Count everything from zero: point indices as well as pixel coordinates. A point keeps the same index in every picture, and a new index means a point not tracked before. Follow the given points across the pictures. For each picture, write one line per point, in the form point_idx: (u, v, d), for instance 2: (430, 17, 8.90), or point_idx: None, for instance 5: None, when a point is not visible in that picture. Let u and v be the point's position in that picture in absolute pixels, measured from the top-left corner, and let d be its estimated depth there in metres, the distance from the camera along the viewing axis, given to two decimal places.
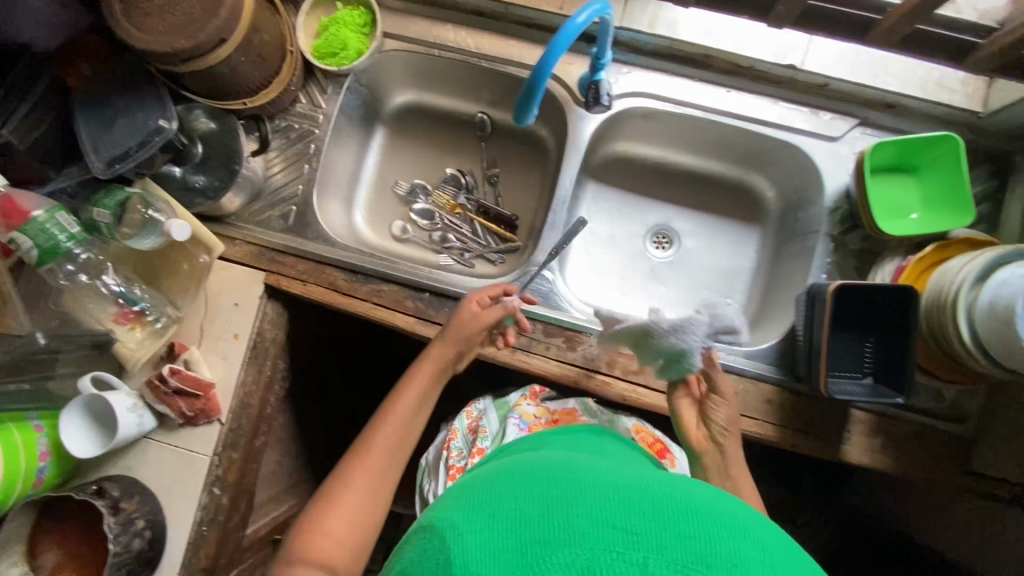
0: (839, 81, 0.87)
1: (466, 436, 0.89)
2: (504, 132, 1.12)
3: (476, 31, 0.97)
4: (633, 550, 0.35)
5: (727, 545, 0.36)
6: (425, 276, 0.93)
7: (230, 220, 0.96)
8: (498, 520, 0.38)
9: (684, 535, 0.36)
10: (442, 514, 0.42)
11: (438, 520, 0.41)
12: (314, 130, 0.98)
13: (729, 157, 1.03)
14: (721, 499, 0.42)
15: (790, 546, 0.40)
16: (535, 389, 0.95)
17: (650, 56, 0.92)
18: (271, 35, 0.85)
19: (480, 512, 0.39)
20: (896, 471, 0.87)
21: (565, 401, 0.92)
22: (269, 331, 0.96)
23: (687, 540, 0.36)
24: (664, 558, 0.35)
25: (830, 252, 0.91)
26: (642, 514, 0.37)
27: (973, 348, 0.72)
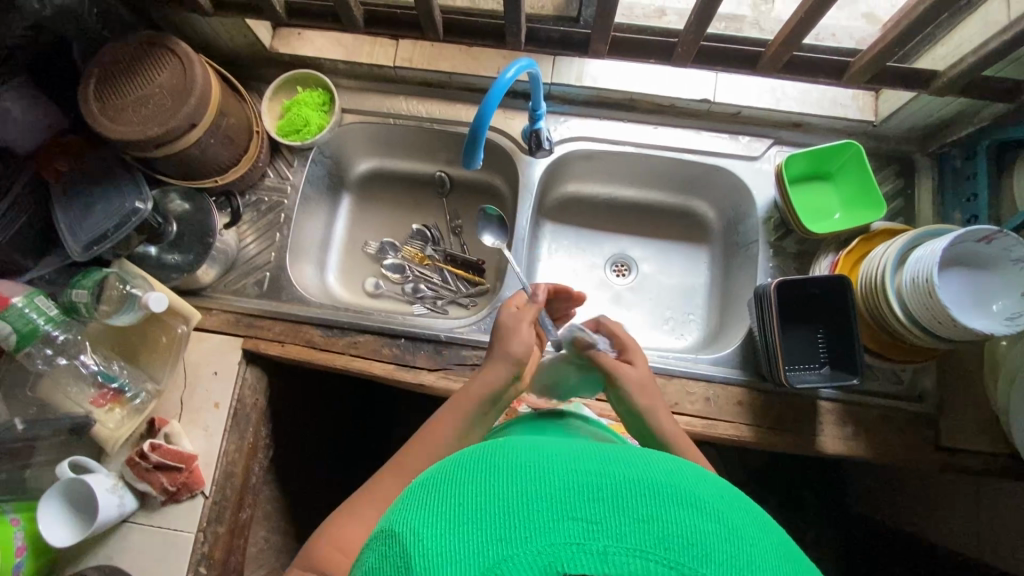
0: (750, 108, 0.99)
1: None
2: (463, 186, 1.21)
3: (425, 99, 1.07)
4: (592, 539, 0.34)
5: (679, 514, 0.36)
6: (400, 323, 0.97)
7: (206, 292, 1.00)
8: (459, 515, 0.37)
9: (645, 517, 0.36)
10: (403, 508, 0.40)
11: (399, 522, 0.39)
12: (283, 201, 1.05)
13: (668, 186, 1.13)
14: (684, 470, 0.41)
15: (754, 513, 0.40)
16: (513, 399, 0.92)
17: (582, 105, 1.04)
18: (237, 118, 0.93)
19: (442, 504, 0.38)
20: (873, 456, 0.90)
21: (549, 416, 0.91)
22: (249, 397, 0.97)
23: (647, 522, 0.35)
24: (624, 545, 0.34)
25: (771, 257, 0.98)
26: (603, 499, 0.36)
27: (908, 321, 0.78)
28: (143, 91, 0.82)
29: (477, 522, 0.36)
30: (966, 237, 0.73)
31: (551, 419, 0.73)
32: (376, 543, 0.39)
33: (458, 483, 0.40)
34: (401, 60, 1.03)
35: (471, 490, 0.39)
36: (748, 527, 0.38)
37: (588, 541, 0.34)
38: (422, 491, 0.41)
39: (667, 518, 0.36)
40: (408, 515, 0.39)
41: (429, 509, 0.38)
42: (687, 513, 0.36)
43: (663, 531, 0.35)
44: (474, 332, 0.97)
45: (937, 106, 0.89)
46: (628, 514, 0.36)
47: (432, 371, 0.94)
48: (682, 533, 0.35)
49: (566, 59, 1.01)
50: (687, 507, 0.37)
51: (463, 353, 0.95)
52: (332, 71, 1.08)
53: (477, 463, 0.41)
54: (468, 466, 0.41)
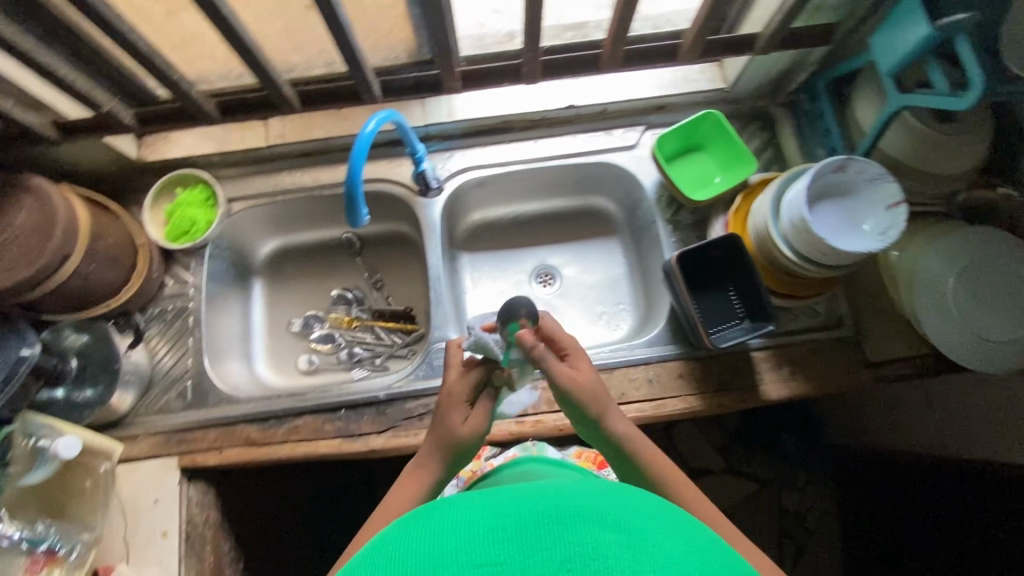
0: (613, 103, 1.04)
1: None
2: (373, 241, 1.21)
3: (310, 168, 1.08)
4: None
5: (582, 533, 0.35)
6: (336, 393, 0.94)
7: (129, 420, 0.95)
8: None
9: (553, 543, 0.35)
10: None
11: None
12: (188, 304, 1.01)
13: (567, 190, 1.18)
14: (607, 496, 0.41)
15: (662, 514, 0.39)
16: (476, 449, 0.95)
17: (461, 137, 1.07)
18: (115, 236, 0.90)
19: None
20: (812, 390, 0.94)
21: (506, 452, 0.92)
22: (200, 514, 0.92)
23: (549, 550, 0.34)
24: None
25: (672, 232, 1.03)
26: (505, 538, 0.35)
27: (800, 260, 0.83)
28: (3, 235, 0.79)
29: None
30: (824, 169, 0.80)
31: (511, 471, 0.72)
32: None
33: (365, 561, 0.38)
34: (274, 137, 1.05)
35: (378, 560, 0.37)
36: (656, 530, 0.37)
37: None
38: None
39: (568, 540, 0.35)
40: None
41: None
42: (586, 528, 0.35)
43: (566, 554, 0.34)
44: (414, 381, 0.95)
45: (773, 62, 0.97)
46: (530, 546, 0.35)
47: (381, 433, 0.92)
48: (584, 552, 0.34)
49: (433, 100, 1.05)
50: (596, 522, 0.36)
51: (407, 405, 0.93)
52: (208, 165, 1.06)
53: (390, 534, 0.40)
54: (380, 542, 0.40)
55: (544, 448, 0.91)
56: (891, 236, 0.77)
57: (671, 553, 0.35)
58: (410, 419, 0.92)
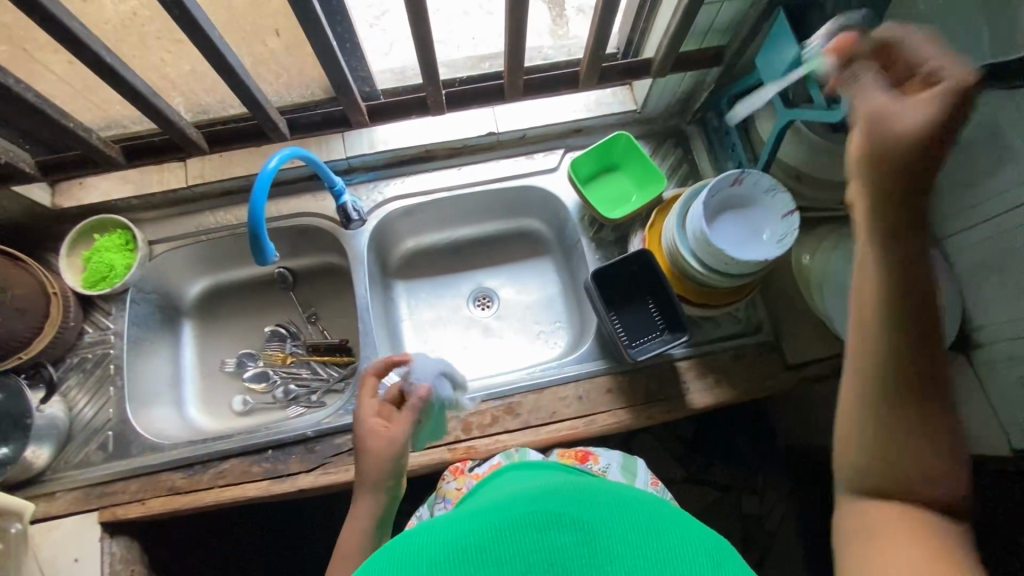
0: (531, 128, 1.07)
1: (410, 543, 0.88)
2: (307, 275, 1.21)
3: (233, 207, 1.07)
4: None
5: (559, 535, 0.45)
6: (264, 433, 0.93)
7: (46, 477, 0.91)
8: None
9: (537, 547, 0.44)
10: None
11: None
12: (109, 351, 0.99)
13: (497, 213, 1.20)
14: (586, 495, 0.51)
15: (633, 509, 0.49)
16: (457, 465, 0.88)
17: (385, 168, 1.09)
18: (24, 287, 0.87)
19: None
20: (736, 396, 0.97)
21: (490, 461, 0.86)
22: (124, 571, 0.88)
23: (532, 552, 0.44)
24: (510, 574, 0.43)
25: (596, 249, 1.05)
26: (502, 543, 0.45)
27: (707, 271, 0.86)
28: None
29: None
30: (722, 183, 0.84)
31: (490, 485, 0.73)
32: None
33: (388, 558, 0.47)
34: (193, 177, 1.04)
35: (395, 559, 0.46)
36: (620, 527, 0.46)
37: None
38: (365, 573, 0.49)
39: (547, 543, 0.45)
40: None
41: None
42: (562, 532, 0.45)
43: (545, 555, 0.44)
44: (344, 415, 0.95)
45: (675, 84, 1.01)
46: (517, 550, 0.44)
47: (311, 471, 0.91)
48: (560, 552, 0.44)
49: (353, 133, 1.06)
50: (566, 525, 0.46)
51: (337, 441, 0.92)
52: (128, 209, 1.05)
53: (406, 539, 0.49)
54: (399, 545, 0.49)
55: (526, 453, 0.85)
56: (787, 243, 0.81)
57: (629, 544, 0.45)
58: (340, 455, 0.91)
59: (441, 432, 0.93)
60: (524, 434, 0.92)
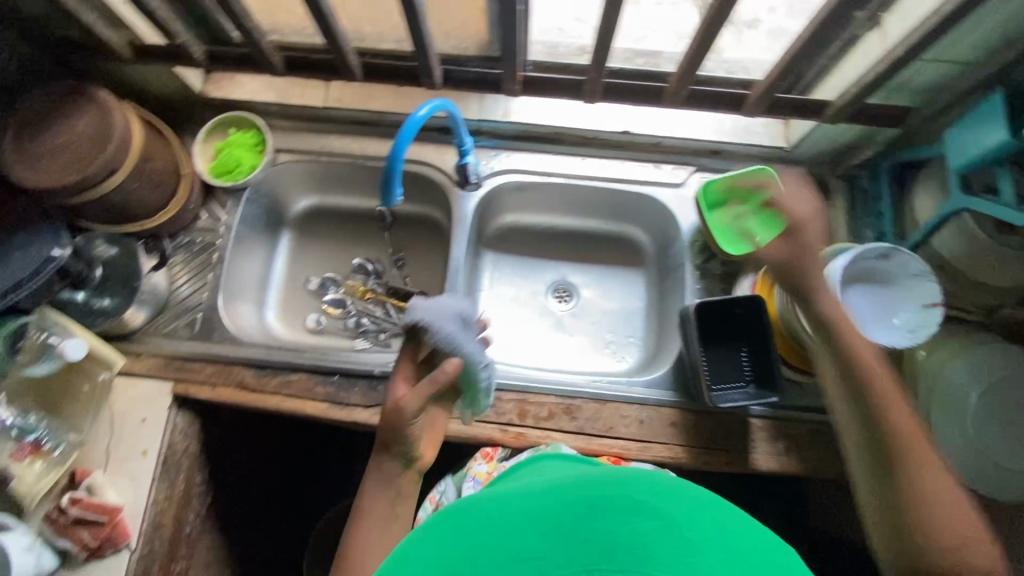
0: (669, 138, 1.03)
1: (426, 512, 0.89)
2: (403, 220, 1.23)
3: (361, 138, 1.09)
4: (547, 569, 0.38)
5: (620, 526, 0.40)
6: (334, 359, 0.96)
7: (136, 337, 0.98)
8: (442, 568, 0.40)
9: (584, 535, 0.40)
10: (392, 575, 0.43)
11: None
12: (216, 241, 1.04)
13: (604, 212, 1.17)
14: (634, 476, 0.47)
15: (690, 498, 0.44)
16: (487, 449, 0.90)
17: (512, 139, 1.07)
18: (164, 162, 0.93)
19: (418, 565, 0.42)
20: (802, 470, 0.92)
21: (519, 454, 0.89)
22: (180, 442, 0.95)
23: (591, 541, 0.39)
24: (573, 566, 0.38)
25: (699, 279, 1.01)
26: (558, 529, 0.40)
27: (820, 339, 0.80)
28: (60, 138, 0.82)
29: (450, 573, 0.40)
30: (867, 254, 0.79)
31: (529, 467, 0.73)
32: None
33: (436, 540, 0.43)
34: (331, 100, 1.07)
35: (449, 546, 0.42)
36: (679, 514, 0.42)
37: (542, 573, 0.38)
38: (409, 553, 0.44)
39: (605, 532, 0.40)
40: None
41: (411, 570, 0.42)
42: (621, 520, 0.41)
43: (601, 545, 0.39)
44: None
45: (836, 134, 0.96)
46: (574, 539, 0.40)
47: (367, 408, 0.93)
48: (622, 542, 0.39)
49: (491, 98, 1.07)
50: (620, 518, 0.41)
51: None
52: (264, 112, 1.09)
53: (451, 518, 0.45)
54: (443, 523, 0.45)
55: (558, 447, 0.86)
56: (920, 337, 0.76)
57: (702, 537, 0.40)
58: None
59: (497, 411, 0.93)
60: (577, 438, 0.91)
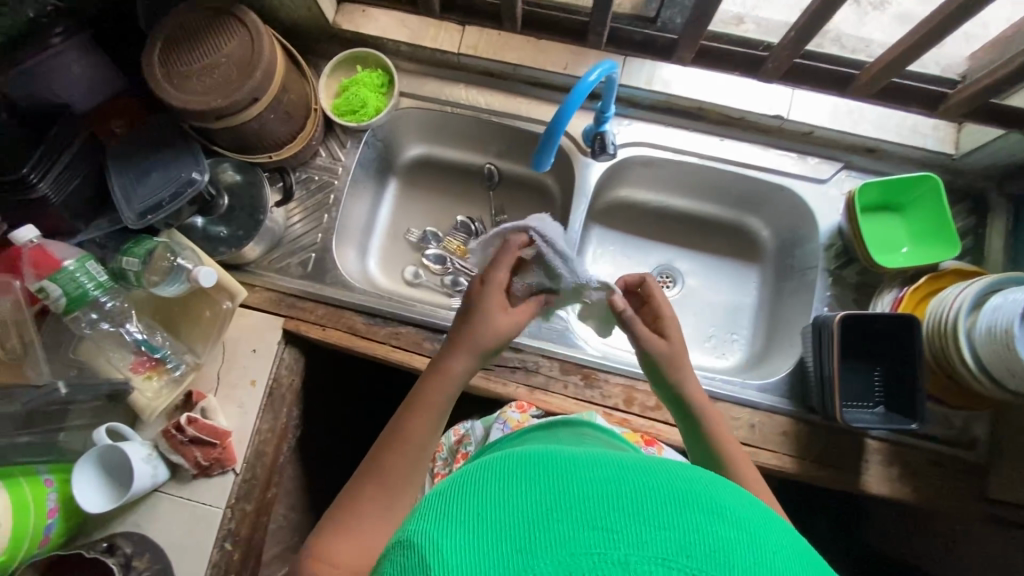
0: (824, 129, 0.95)
1: (452, 448, 0.91)
2: (511, 181, 1.19)
3: (486, 90, 1.04)
4: (614, 549, 0.31)
5: (701, 520, 0.33)
6: (443, 318, 0.95)
7: (250, 268, 0.98)
8: (485, 520, 0.33)
9: (666, 525, 0.32)
10: (416, 519, 0.36)
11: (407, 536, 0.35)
12: (333, 181, 1.03)
13: (727, 201, 1.11)
14: (700, 468, 0.39)
15: (766, 507, 0.37)
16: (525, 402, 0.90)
17: (648, 110, 1.01)
18: (298, 95, 0.90)
19: (452, 510, 0.34)
20: (914, 499, 0.88)
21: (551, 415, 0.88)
22: (286, 377, 0.96)
23: (669, 530, 0.32)
24: (648, 553, 0.31)
25: (829, 286, 0.96)
26: (631, 506, 0.33)
27: (978, 372, 0.75)
28: (209, 59, 0.79)
29: (493, 533, 0.32)
30: None
31: (563, 431, 0.70)
32: (392, 555, 0.35)
33: (475, 486, 0.36)
34: (466, 46, 1.00)
35: (493, 495, 0.35)
36: (764, 524, 0.35)
37: (609, 552, 0.31)
38: (436, 495, 0.37)
39: (688, 526, 0.32)
40: (412, 530, 0.35)
41: (443, 515, 0.34)
42: (706, 517, 0.33)
43: (686, 538, 0.32)
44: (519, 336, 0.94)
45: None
46: (650, 519, 0.32)
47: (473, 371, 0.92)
48: (707, 540, 0.32)
49: (636, 60, 0.97)
50: (704, 514, 0.33)
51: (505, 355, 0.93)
52: (393, 52, 1.05)
53: (492, 467, 0.38)
54: (482, 471, 0.37)
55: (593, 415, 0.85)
56: None
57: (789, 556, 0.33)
58: (504, 369, 0.92)
59: (602, 393, 0.91)
60: (684, 433, 0.88)
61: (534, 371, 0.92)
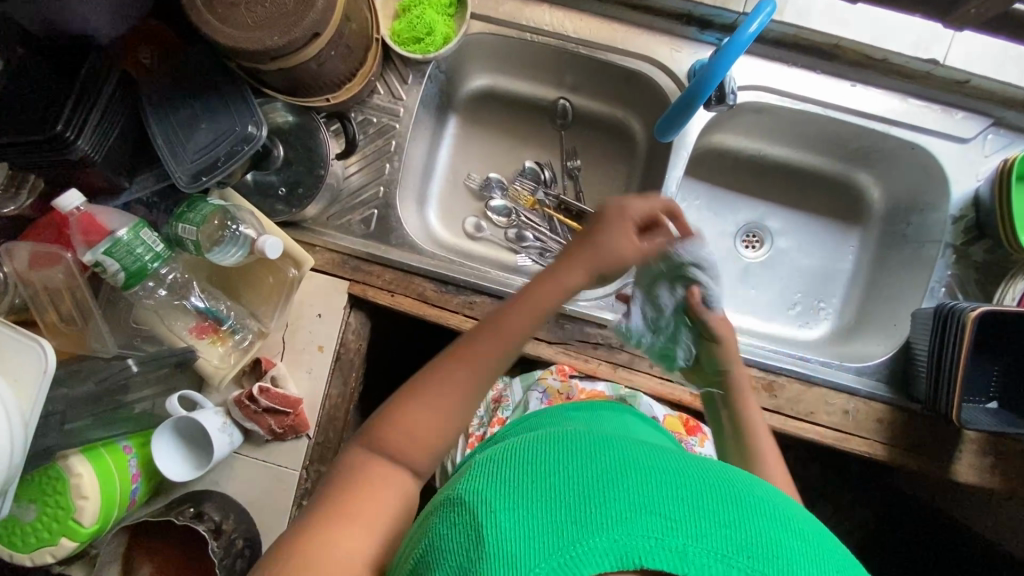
0: (984, 77, 0.81)
1: (489, 404, 0.89)
2: (588, 121, 1.04)
3: (574, 13, 0.89)
4: (671, 536, 0.35)
5: (752, 525, 0.36)
6: (520, 288, 0.88)
7: (307, 225, 0.90)
8: (547, 492, 0.37)
9: (726, 524, 0.36)
10: (474, 480, 0.41)
11: (465, 493, 0.40)
12: (394, 125, 0.90)
13: (838, 153, 0.97)
14: (743, 473, 0.43)
15: (805, 516, 0.41)
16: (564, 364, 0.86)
17: (771, 46, 0.86)
18: (359, 24, 0.76)
19: (516, 480, 0.39)
20: (1008, 491, 0.84)
21: (595, 383, 0.85)
22: (353, 341, 0.91)
23: (727, 529, 0.36)
24: (704, 546, 0.34)
25: (952, 264, 0.87)
26: (687, 500, 0.37)
27: None
28: None
29: (556, 506, 0.36)
30: None
31: (599, 409, 0.67)
32: (448, 510, 0.40)
33: (537, 462, 0.40)
34: None
35: (556, 471, 0.39)
36: (804, 531, 0.38)
37: (668, 538, 0.34)
38: (499, 464, 0.41)
39: (743, 527, 0.36)
40: (473, 489, 0.39)
41: (506, 482, 0.39)
42: (759, 522, 0.37)
43: (743, 540, 0.35)
44: (601, 310, 0.88)
45: None
46: (707, 515, 0.36)
47: (552, 345, 0.87)
48: (760, 543, 0.36)
49: None
50: (756, 516, 0.37)
51: (586, 330, 0.87)
52: None
53: (550, 446, 0.42)
54: (542, 451, 0.41)
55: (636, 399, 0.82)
56: None
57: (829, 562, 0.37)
58: (586, 344, 0.87)
59: None
60: (773, 416, 0.84)
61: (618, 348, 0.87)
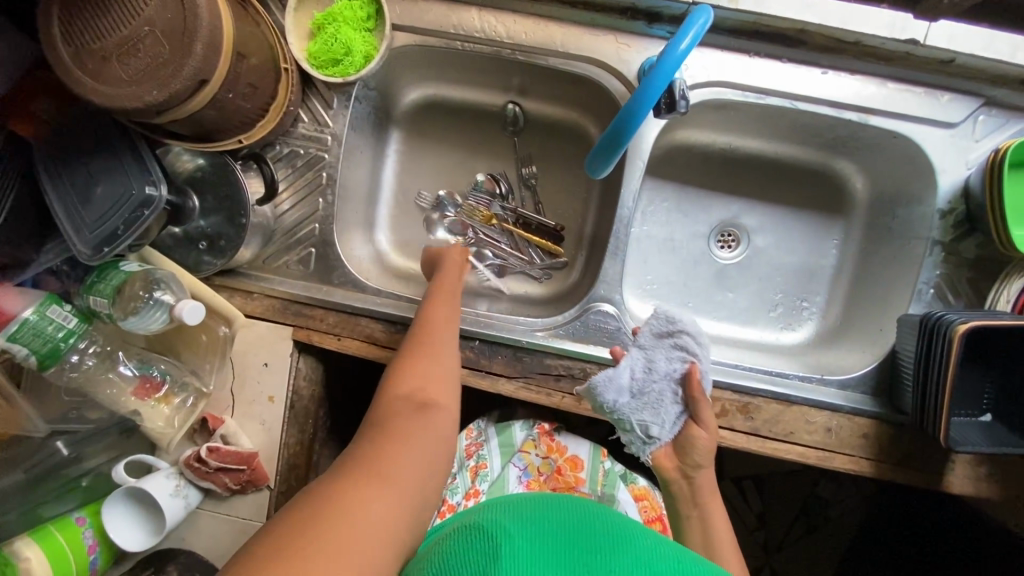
0: (970, 56, 0.72)
1: (464, 461, 0.85)
2: (541, 125, 0.96)
3: (506, 14, 0.80)
4: None
5: None
6: (473, 322, 0.83)
7: (244, 270, 0.85)
8: (551, 550, 0.51)
9: None
10: (500, 525, 0.55)
11: (491, 528, 0.55)
12: (323, 155, 0.83)
13: (814, 142, 0.88)
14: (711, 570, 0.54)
15: None
16: (544, 426, 0.87)
17: (727, 35, 0.77)
18: (260, 56, 0.69)
19: (530, 538, 0.52)
20: (1005, 500, 0.79)
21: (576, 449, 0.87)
22: (305, 386, 0.85)
23: None
24: None
25: (940, 263, 0.80)
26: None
27: None
28: (126, 29, 0.56)
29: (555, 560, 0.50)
30: None
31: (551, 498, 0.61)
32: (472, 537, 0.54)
33: (549, 529, 0.54)
34: None
35: (560, 540, 0.53)
36: None
37: None
38: (519, 523, 0.55)
39: None
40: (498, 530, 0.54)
41: (523, 535, 0.53)
42: None
43: None
44: (560, 338, 0.82)
45: None
46: None
47: (511, 380, 0.82)
48: None
49: None
50: None
51: (547, 361, 0.82)
52: None
53: (560, 519, 0.56)
54: (553, 522, 0.55)
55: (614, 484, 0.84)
56: None
57: None
58: (547, 377, 0.81)
59: None
60: (750, 439, 0.79)
61: (581, 378, 0.81)
